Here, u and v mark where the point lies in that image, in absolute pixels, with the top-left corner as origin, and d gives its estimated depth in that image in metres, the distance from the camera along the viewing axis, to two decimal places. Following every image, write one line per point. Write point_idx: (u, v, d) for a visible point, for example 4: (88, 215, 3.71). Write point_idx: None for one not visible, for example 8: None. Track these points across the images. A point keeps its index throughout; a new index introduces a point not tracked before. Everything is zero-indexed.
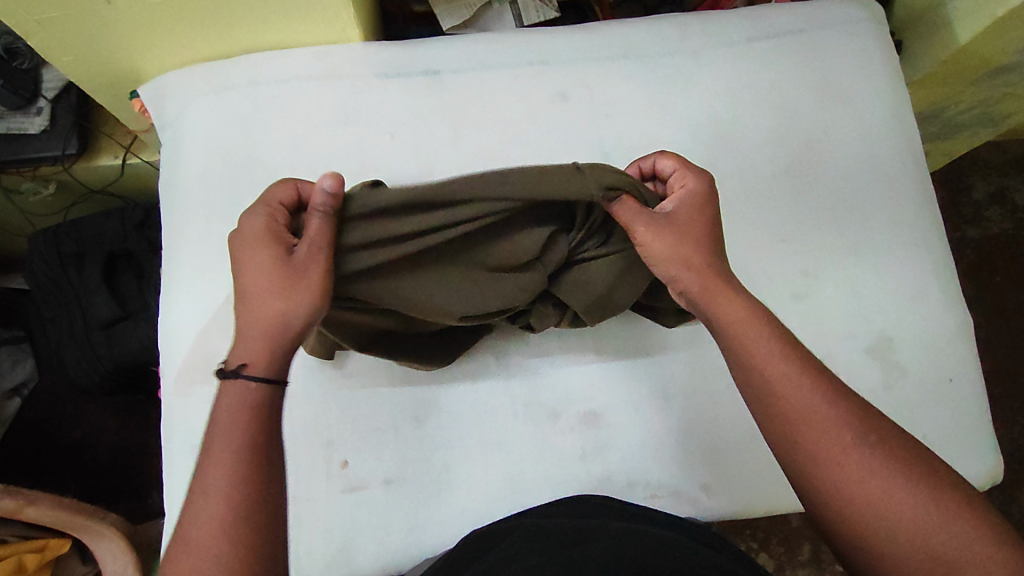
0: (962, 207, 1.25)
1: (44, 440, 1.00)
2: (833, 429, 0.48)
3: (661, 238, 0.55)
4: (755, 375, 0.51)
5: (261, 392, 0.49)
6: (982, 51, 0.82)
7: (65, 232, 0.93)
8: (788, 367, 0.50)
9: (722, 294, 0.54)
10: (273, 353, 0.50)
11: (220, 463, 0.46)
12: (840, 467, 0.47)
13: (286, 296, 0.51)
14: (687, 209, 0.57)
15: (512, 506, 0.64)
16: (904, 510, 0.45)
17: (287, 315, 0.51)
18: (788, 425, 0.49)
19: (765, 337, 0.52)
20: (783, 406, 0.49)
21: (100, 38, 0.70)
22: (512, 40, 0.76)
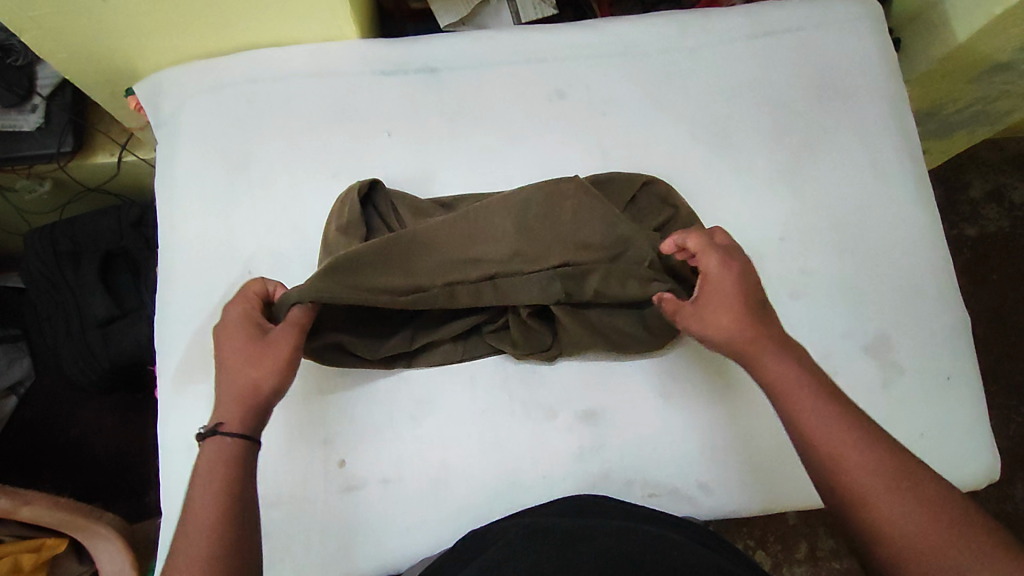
0: (959, 205, 1.25)
1: (43, 439, 1.00)
2: (849, 452, 0.50)
3: (694, 322, 0.58)
4: (782, 395, 0.55)
5: (236, 444, 0.53)
6: (979, 49, 0.82)
7: (60, 231, 0.93)
8: (831, 418, 0.52)
9: (765, 354, 0.56)
10: (249, 416, 0.55)
11: (209, 468, 0.52)
12: (855, 483, 0.49)
13: (257, 365, 0.56)
14: (723, 287, 0.58)
15: (509, 505, 0.64)
16: (917, 530, 0.47)
17: (258, 383, 0.55)
18: (807, 441, 0.52)
19: (806, 394, 0.53)
20: (804, 425, 0.53)
21: (94, 35, 0.69)
22: (509, 38, 0.76)
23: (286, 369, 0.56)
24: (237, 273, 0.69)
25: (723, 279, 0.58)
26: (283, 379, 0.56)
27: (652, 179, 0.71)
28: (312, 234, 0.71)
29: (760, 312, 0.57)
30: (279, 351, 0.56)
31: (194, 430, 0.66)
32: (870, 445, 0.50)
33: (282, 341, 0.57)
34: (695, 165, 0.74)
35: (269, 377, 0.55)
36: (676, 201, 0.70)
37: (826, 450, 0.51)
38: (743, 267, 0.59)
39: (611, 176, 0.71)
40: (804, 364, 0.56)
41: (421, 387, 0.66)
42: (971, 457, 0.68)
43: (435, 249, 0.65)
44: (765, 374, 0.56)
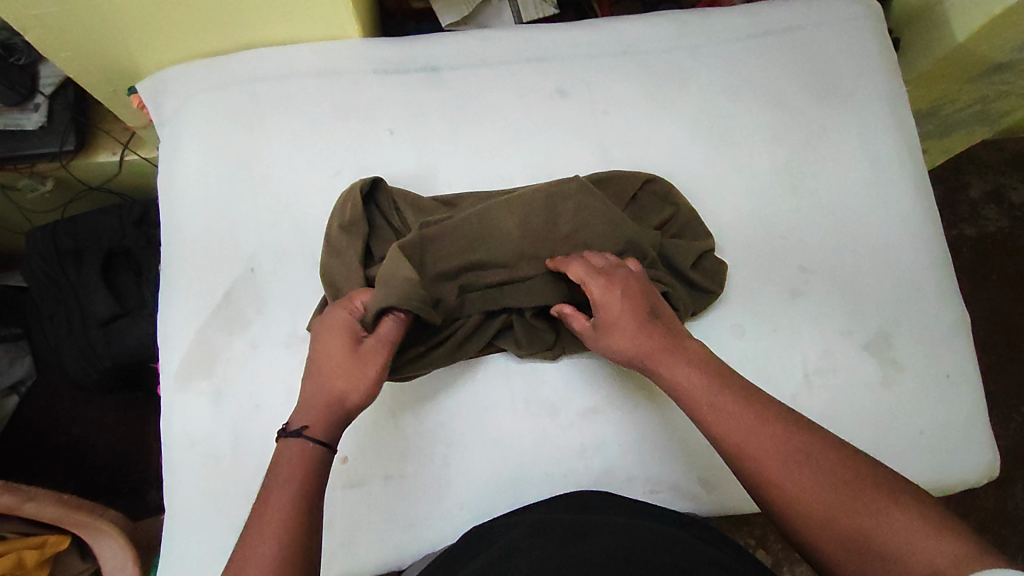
0: (958, 205, 1.25)
1: (46, 438, 1.01)
2: (745, 434, 0.53)
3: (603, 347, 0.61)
4: (682, 392, 0.57)
5: (316, 452, 0.53)
6: (978, 49, 0.83)
7: (63, 230, 0.93)
8: (729, 405, 0.54)
9: (665, 359, 0.58)
10: (331, 426, 0.55)
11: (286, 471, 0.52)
12: (758, 461, 0.51)
13: (349, 378, 0.56)
14: (612, 305, 0.60)
15: (511, 501, 0.64)
16: (816, 490, 0.49)
17: (346, 396, 0.56)
18: (711, 428, 0.54)
19: (706, 386, 0.56)
20: (705, 414, 0.55)
21: (98, 33, 0.69)
22: (511, 37, 0.77)
23: (375, 388, 0.57)
24: (240, 271, 0.69)
25: (612, 296, 0.60)
26: (368, 396, 0.56)
27: (653, 177, 0.72)
28: (315, 232, 0.71)
29: (648, 318, 0.60)
30: (371, 369, 0.56)
31: (196, 427, 0.66)
32: (763, 423, 0.53)
33: (375, 357, 0.57)
34: (696, 163, 0.75)
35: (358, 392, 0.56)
36: (676, 200, 0.71)
37: (724, 434, 0.53)
38: (621, 280, 0.61)
39: (613, 175, 0.71)
40: (703, 359, 0.58)
41: (424, 385, 0.66)
42: (971, 455, 0.69)
43: (455, 256, 0.65)
44: (666, 374, 0.58)
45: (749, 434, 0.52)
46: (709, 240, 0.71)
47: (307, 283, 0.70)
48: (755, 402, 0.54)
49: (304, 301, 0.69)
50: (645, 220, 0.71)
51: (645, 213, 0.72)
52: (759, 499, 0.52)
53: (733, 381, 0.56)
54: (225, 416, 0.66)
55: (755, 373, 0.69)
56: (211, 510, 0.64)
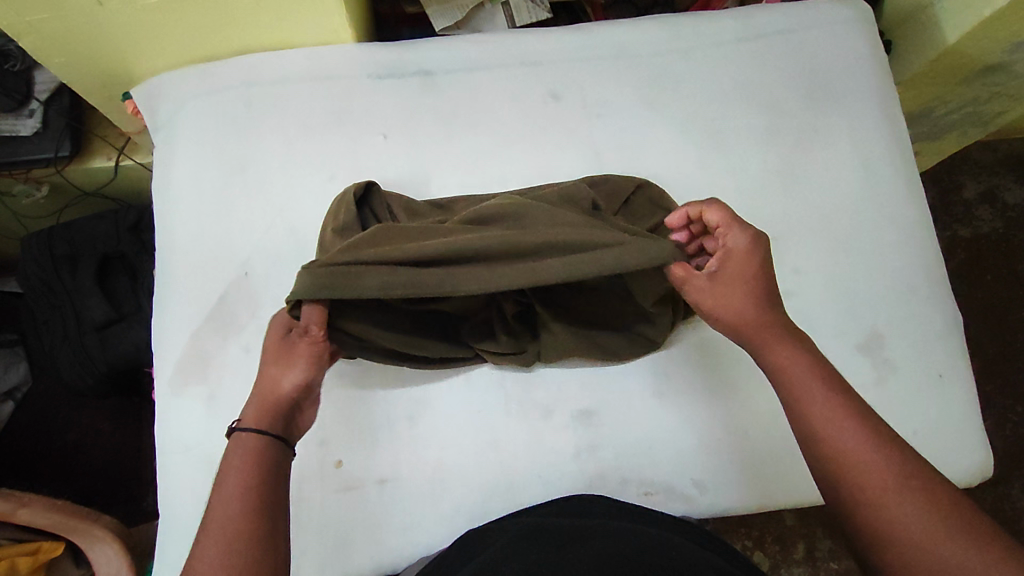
0: (952, 206, 1.26)
1: (42, 445, 1.01)
2: (848, 440, 0.49)
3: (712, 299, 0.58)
4: (787, 383, 0.54)
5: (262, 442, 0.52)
6: (969, 51, 0.83)
7: (57, 235, 0.93)
8: (835, 411, 0.51)
9: (777, 344, 0.56)
10: (269, 414, 0.54)
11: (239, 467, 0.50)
12: (853, 471, 0.48)
13: (281, 363, 0.56)
14: (738, 262, 0.58)
15: (506, 505, 0.64)
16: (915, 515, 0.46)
17: (281, 379, 0.55)
18: (811, 427, 0.51)
19: (814, 387, 0.53)
20: (810, 415, 0.52)
21: (92, 39, 0.70)
22: (504, 41, 0.77)
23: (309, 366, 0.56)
24: (234, 275, 0.69)
25: (744, 254, 0.58)
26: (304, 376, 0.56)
27: (645, 182, 0.72)
28: (309, 236, 0.71)
29: (770, 297, 0.58)
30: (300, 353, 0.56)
31: (190, 432, 0.66)
32: (867, 435, 0.49)
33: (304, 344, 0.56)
34: (688, 167, 0.75)
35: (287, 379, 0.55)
36: (668, 204, 0.70)
37: (822, 436, 0.50)
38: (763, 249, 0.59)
39: (607, 178, 0.71)
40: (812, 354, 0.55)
41: (418, 387, 0.66)
42: (962, 455, 0.69)
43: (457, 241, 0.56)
44: (774, 362, 0.55)
45: (853, 442, 0.49)
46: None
47: None
48: (869, 416, 0.51)
49: None
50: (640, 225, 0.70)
51: (638, 216, 0.71)
52: (841, 509, 0.49)
53: (850, 392, 0.52)
54: (220, 421, 0.66)
55: (750, 375, 0.69)
56: None
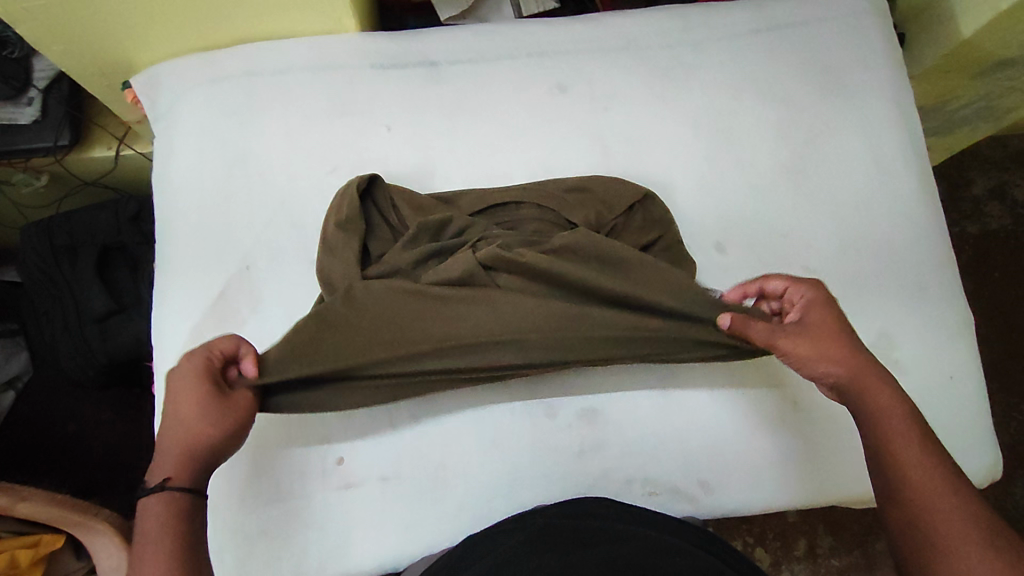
0: (961, 202, 1.24)
1: (42, 435, 0.99)
2: (936, 487, 0.50)
3: (802, 342, 0.57)
4: (876, 424, 0.54)
5: (183, 502, 0.51)
6: (985, 45, 0.81)
7: (57, 225, 0.92)
8: (925, 458, 0.52)
9: (873, 390, 0.55)
10: (197, 468, 0.52)
11: (157, 544, 0.49)
12: (940, 521, 0.49)
13: (216, 420, 0.54)
14: (830, 321, 0.58)
15: (510, 504, 0.63)
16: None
17: (210, 438, 0.53)
18: (899, 468, 0.52)
19: (906, 434, 0.53)
20: (917, 492, 0.50)
21: (91, 27, 0.68)
22: (510, 31, 0.76)
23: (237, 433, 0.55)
24: (235, 268, 0.68)
25: (833, 315, 0.58)
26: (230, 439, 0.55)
27: (650, 193, 0.71)
28: (312, 228, 0.70)
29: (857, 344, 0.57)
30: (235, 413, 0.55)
31: None
32: (957, 491, 0.50)
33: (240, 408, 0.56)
34: (697, 162, 0.74)
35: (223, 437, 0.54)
36: (665, 224, 0.70)
37: (909, 481, 0.51)
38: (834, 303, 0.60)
39: (612, 182, 0.70)
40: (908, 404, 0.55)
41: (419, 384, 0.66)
42: (969, 457, 0.68)
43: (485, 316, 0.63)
44: (868, 405, 0.55)
45: (952, 525, 0.48)
46: (692, 265, 0.68)
47: (304, 281, 0.69)
48: (952, 467, 0.51)
49: (300, 299, 0.68)
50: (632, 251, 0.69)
51: (635, 227, 0.70)
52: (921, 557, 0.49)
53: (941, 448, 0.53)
54: None
55: (756, 373, 0.68)
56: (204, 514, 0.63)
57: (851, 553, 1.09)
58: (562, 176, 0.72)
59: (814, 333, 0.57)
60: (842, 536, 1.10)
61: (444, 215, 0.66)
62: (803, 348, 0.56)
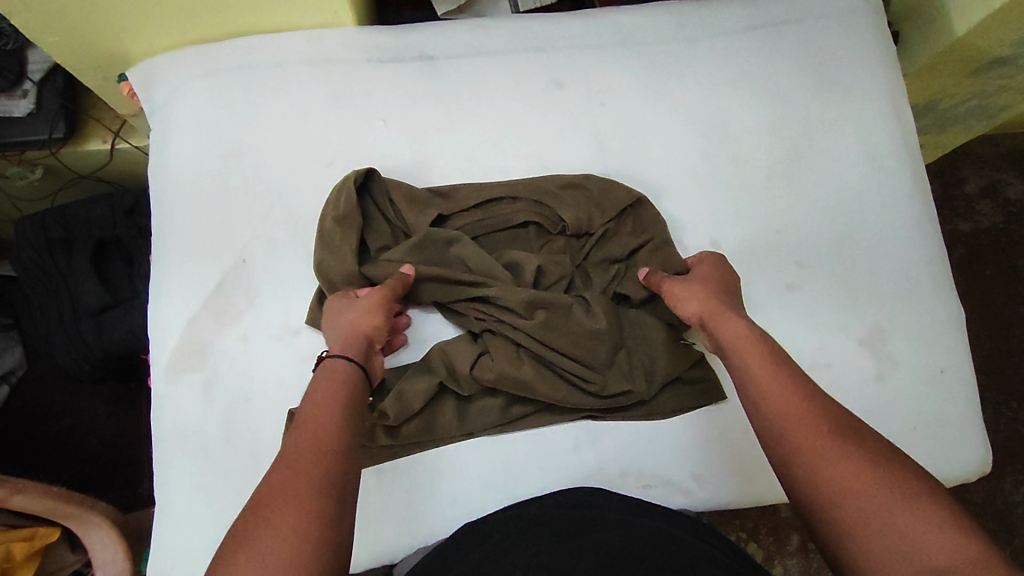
0: (954, 200, 1.25)
1: (37, 429, 1.00)
2: (776, 386, 0.52)
3: (683, 289, 0.63)
4: (734, 347, 0.57)
5: (344, 365, 0.55)
6: (977, 43, 0.82)
7: (52, 218, 0.91)
8: (769, 367, 0.54)
9: (729, 320, 0.59)
10: (349, 345, 0.58)
11: (324, 431, 0.49)
12: (787, 418, 0.50)
13: (364, 309, 0.61)
14: (707, 273, 0.65)
15: (506, 497, 0.64)
16: (852, 476, 0.45)
17: (360, 321, 0.60)
18: (749, 379, 0.54)
19: (753, 348, 0.56)
20: (764, 395, 0.52)
21: (87, 18, 0.68)
22: (508, 26, 0.76)
23: (383, 312, 0.62)
24: (232, 261, 0.68)
25: (709, 267, 0.65)
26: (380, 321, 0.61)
27: (643, 198, 0.71)
28: (308, 222, 0.70)
29: (728, 295, 0.63)
30: (377, 298, 0.62)
31: (187, 419, 0.65)
32: (799, 388, 0.52)
33: (377, 292, 0.62)
34: (693, 157, 0.74)
35: (370, 317, 0.61)
36: (657, 228, 0.70)
37: (758, 388, 0.53)
38: (727, 266, 0.66)
39: (610, 185, 0.70)
40: (757, 327, 0.58)
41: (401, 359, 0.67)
42: (961, 450, 0.68)
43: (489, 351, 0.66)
44: (725, 337, 0.58)
45: (795, 418, 0.50)
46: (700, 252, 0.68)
47: (301, 275, 0.69)
48: (793, 367, 0.54)
49: (297, 292, 0.68)
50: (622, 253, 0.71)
51: (625, 234, 0.71)
52: (779, 460, 0.49)
53: (784, 356, 0.55)
54: (218, 409, 0.65)
55: None
56: (202, 507, 0.63)
57: None
58: (559, 173, 0.73)
59: (691, 283, 0.64)
60: None
61: (456, 232, 0.68)
62: (683, 292, 0.63)
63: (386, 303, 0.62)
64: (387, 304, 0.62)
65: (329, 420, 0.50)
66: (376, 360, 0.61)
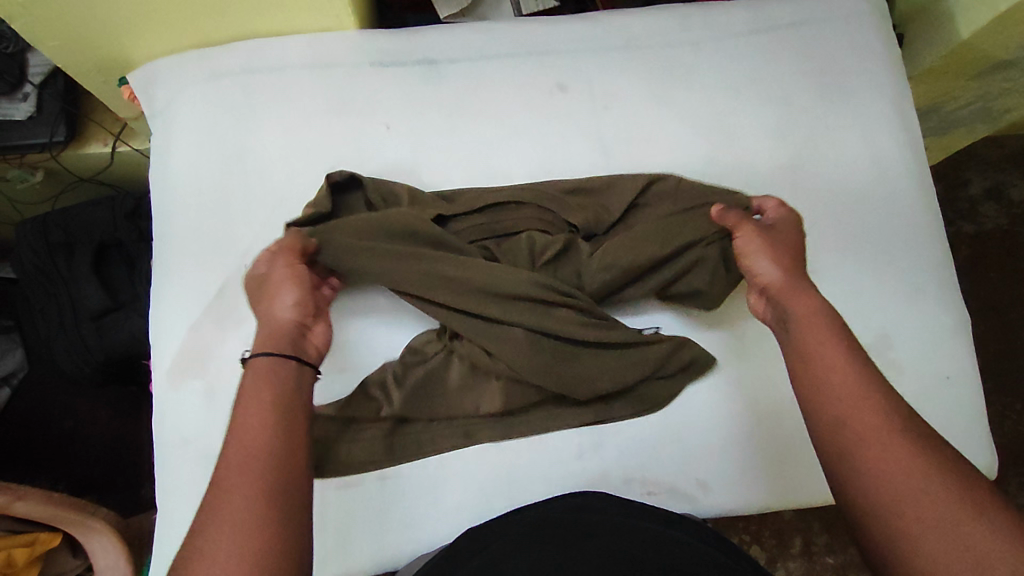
0: (958, 202, 1.25)
1: (37, 433, 0.98)
2: (847, 373, 0.49)
3: (757, 245, 0.61)
4: (805, 323, 0.54)
5: (272, 360, 0.52)
6: (982, 46, 0.81)
7: (52, 222, 0.92)
8: (840, 351, 0.51)
9: (801, 291, 0.57)
10: (273, 336, 0.54)
11: (254, 432, 0.47)
12: (854, 409, 0.47)
13: (276, 296, 0.57)
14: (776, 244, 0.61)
15: (509, 503, 0.63)
16: (917, 473, 0.43)
17: (276, 309, 0.56)
18: (815, 360, 0.52)
19: (828, 327, 0.53)
20: (830, 379, 0.50)
21: (87, 22, 0.68)
22: (511, 29, 0.75)
23: (297, 287, 0.58)
24: (234, 266, 0.68)
25: (787, 231, 0.63)
26: (294, 298, 0.57)
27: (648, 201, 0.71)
28: None
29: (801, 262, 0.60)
30: (286, 278, 0.58)
31: (189, 425, 0.65)
32: (869, 378, 0.49)
33: (282, 271, 0.59)
34: (696, 161, 0.74)
35: (285, 302, 0.57)
36: None
37: (829, 369, 0.50)
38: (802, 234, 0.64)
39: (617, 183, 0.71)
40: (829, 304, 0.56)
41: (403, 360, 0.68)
42: (967, 455, 0.68)
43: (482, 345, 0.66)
44: (793, 307, 0.56)
45: (855, 401, 0.48)
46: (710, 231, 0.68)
47: None
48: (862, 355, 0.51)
49: None
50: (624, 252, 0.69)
51: None
52: (840, 445, 0.47)
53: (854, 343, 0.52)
54: (219, 415, 0.65)
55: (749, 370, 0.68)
56: None
57: (846, 551, 1.10)
58: (562, 177, 0.72)
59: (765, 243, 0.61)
60: (838, 534, 1.11)
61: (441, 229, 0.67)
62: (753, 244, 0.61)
63: (299, 279, 0.59)
64: (301, 280, 0.59)
65: (263, 420, 0.47)
66: (315, 341, 0.57)
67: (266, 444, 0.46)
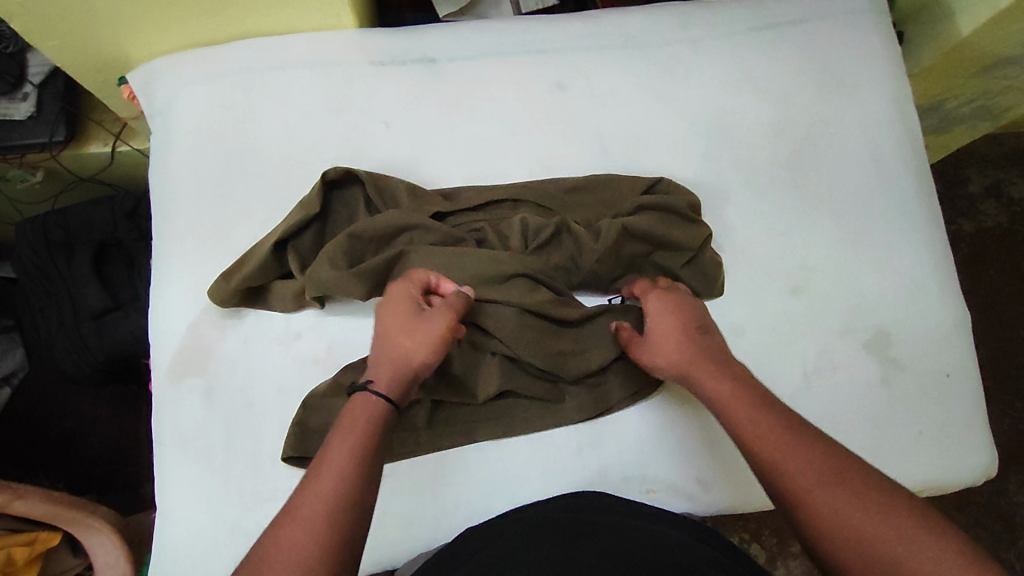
0: (958, 200, 1.24)
1: (37, 432, 0.99)
2: (770, 436, 0.51)
3: (655, 353, 0.61)
4: (719, 406, 0.55)
5: (380, 407, 0.53)
6: (982, 43, 0.81)
7: (52, 222, 0.92)
8: (761, 416, 0.52)
9: (709, 373, 0.57)
10: (395, 381, 0.55)
11: (335, 462, 0.48)
12: (789, 470, 0.48)
13: (411, 335, 0.56)
14: (666, 317, 0.62)
15: (508, 501, 0.63)
16: (864, 526, 0.44)
17: (409, 355, 0.56)
18: (739, 433, 0.52)
19: (740, 400, 0.54)
20: (757, 448, 0.51)
21: (87, 22, 0.68)
22: (510, 28, 0.75)
23: (438, 347, 0.57)
24: None
25: (667, 310, 0.63)
26: (430, 354, 0.56)
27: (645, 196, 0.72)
28: None
29: (702, 337, 0.60)
30: (434, 328, 0.57)
31: (188, 424, 0.65)
32: (795, 434, 0.50)
33: (435, 322, 0.57)
34: (696, 159, 0.74)
35: (421, 351, 0.56)
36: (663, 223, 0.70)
37: (753, 440, 0.51)
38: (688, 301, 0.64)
39: (614, 181, 0.71)
40: (735, 376, 0.57)
41: None
42: (966, 453, 0.68)
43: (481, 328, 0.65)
44: (707, 391, 0.56)
45: (784, 452, 0.49)
46: (706, 231, 0.69)
47: None
48: (782, 412, 0.52)
49: None
50: (623, 249, 0.68)
51: None
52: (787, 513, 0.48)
53: (773, 402, 0.54)
54: (218, 413, 0.65)
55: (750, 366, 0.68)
56: (202, 511, 0.63)
57: None
58: (561, 175, 0.72)
59: (656, 339, 0.61)
60: None
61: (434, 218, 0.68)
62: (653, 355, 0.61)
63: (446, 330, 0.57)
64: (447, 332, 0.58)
65: (343, 450, 0.49)
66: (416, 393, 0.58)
67: (343, 462, 0.48)
